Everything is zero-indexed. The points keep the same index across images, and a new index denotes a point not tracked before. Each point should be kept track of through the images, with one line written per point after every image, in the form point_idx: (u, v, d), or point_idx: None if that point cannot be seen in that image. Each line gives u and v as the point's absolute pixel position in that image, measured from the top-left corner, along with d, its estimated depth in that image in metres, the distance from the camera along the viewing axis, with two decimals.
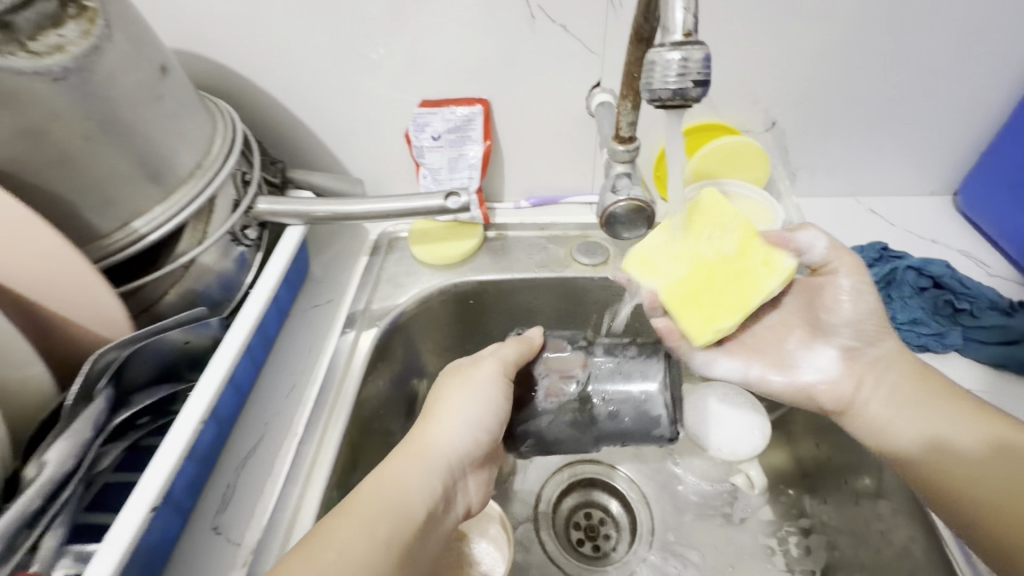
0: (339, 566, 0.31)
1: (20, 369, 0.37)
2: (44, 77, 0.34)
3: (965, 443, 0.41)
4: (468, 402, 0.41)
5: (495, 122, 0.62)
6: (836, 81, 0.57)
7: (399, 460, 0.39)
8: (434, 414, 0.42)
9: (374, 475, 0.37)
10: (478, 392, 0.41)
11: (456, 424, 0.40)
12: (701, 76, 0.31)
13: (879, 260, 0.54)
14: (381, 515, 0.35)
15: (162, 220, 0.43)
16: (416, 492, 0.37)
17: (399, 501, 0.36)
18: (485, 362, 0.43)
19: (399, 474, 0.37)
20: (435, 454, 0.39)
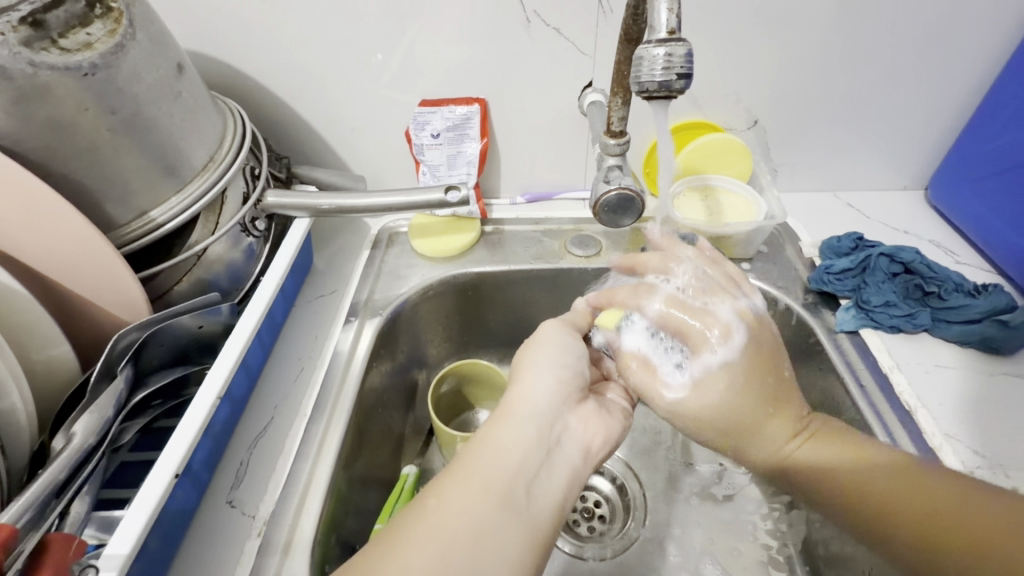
0: (440, 511, 0.33)
1: (47, 349, 0.40)
2: (74, 73, 0.37)
3: (850, 464, 0.40)
4: (540, 360, 0.43)
5: (492, 121, 0.65)
6: (813, 81, 0.61)
7: (490, 421, 0.39)
8: (516, 374, 0.43)
9: (472, 441, 0.38)
10: (550, 346, 0.44)
11: (537, 378, 0.42)
12: (685, 70, 0.35)
13: (855, 249, 0.59)
14: (483, 472, 0.35)
15: (178, 210, 0.45)
16: (514, 443, 0.37)
17: (501, 454, 0.36)
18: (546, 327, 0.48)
19: (490, 431, 0.38)
20: (523, 407, 0.40)
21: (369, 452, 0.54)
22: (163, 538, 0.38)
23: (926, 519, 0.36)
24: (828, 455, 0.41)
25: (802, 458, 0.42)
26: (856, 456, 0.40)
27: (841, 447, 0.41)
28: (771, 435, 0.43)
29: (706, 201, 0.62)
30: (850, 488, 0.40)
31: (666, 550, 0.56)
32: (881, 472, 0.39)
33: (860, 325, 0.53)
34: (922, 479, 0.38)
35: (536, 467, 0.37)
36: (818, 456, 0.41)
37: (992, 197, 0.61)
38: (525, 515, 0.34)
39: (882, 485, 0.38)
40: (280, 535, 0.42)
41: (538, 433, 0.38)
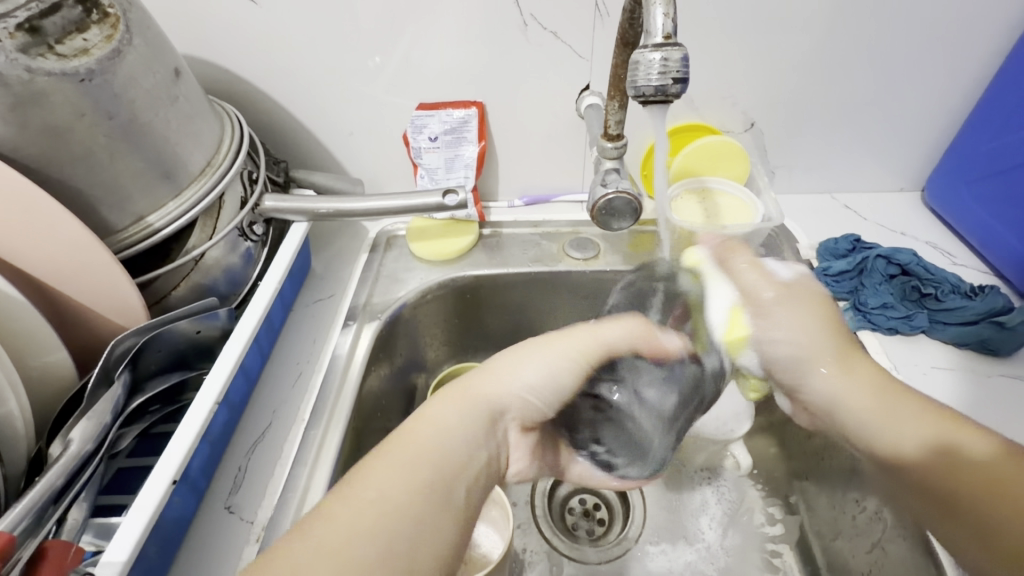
0: (376, 505, 0.29)
1: (44, 355, 0.40)
2: (71, 79, 0.37)
3: (934, 443, 0.40)
4: (527, 362, 0.40)
5: (490, 124, 0.65)
6: (809, 84, 0.61)
7: (438, 401, 0.37)
8: (489, 367, 0.40)
9: (414, 419, 0.35)
10: (550, 354, 0.41)
11: (519, 373, 0.40)
12: (681, 74, 0.35)
13: (852, 250, 0.59)
14: (413, 460, 0.32)
15: (175, 215, 0.45)
16: (455, 437, 0.35)
17: (445, 441, 0.34)
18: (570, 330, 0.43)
19: (437, 417, 0.36)
20: (483, 394, 0.38)
21: (367, 457, 0.54)
22: (161, 544, 0.38)
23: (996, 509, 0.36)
24: (927, 434, 0.40)
25: (904, 435, 0.41)
26: (948, 434, 0.40)
27: (942, 424, 0.40)
28: (885, 423, 0.41)
29: (704, 204, 0.62)
30: (935, 468, 0.39)
31: (667, 553, 0.56)
32: (969, 465, 0.38)
33: (858, 326, 0.53)
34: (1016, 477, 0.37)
35: (474, 469, 0.34)
36: (901, 432, 0.41)
37: (988, 199, 0.62)
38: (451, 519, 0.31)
39: (968, 474, 0.38)
40: (279, 541, 0.41)
41: (484, 431, 0.36)
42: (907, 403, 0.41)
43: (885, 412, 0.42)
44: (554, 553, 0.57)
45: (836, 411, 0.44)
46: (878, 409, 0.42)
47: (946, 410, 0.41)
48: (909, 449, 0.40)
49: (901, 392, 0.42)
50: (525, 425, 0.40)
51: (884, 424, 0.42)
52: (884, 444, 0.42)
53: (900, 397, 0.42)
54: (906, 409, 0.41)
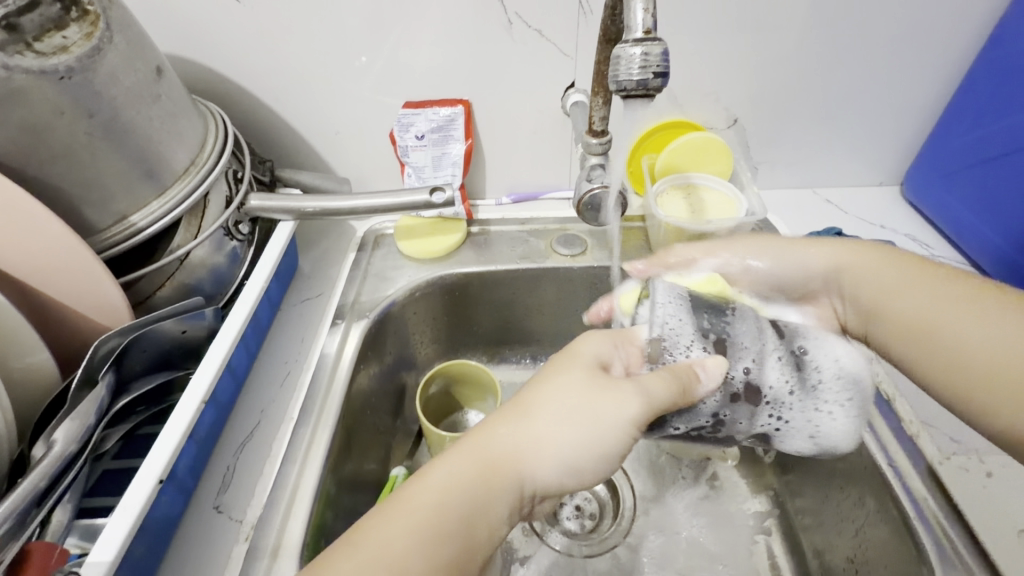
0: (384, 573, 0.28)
1: (25, 355, 0.39)
2: (50, 76, 0.36)
3: (996, 404, 0.36)
4: (571, 421, 0.33)
5: (476, 122, 0.65)
6: (790, 80, 0.63)
7: (461, 456, 0.33)
8: (523, 412, 0.34)
9: (424, 478, 0.32)
10: (603, 429, 0.33)
11: (545, 437, 0.33)
12: (661, 69, 0.35)
13: (834, 244, 0.60)
14: (428, 521, 0.30)
15: (159, 214, 0.44)
16: (486, 521, 0.32)
17: (451, 504, 0.31)
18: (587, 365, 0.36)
19: (456, 487, 0.32)
20: (514, 474, 0.33)
21: (357, 455, 0.54)
22: (148, 544, 0.38)
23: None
24: (992, 357, 0.36)
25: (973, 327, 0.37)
26: (1012, 321, 0.37)
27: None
28: (936, 295, 0.40)
29: (689, 199, 0.63)
30: (979, 352, 0.37)
31: (657, 544, 0.57)
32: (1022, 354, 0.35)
33: None
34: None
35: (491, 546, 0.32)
36: (961, 326, 0.38)
37: (963, 193, 0.63)
38: None
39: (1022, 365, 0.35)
40: (268, 539, 0.41)
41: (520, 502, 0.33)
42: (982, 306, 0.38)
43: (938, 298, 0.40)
44: (546, 546, 0.57)
45: (916, 310, 0.40)
46: (950, 288, 0.40)
47: (1012, 306, 0.37)
48: (963, 336, 0.38)
49: (976, 290, 0.39)
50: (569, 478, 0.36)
51: (936, 296, 0.40)
52: (951, 332, 0.38)
53: (983, 293, 0.39)
54: (981, 306, 0.38)
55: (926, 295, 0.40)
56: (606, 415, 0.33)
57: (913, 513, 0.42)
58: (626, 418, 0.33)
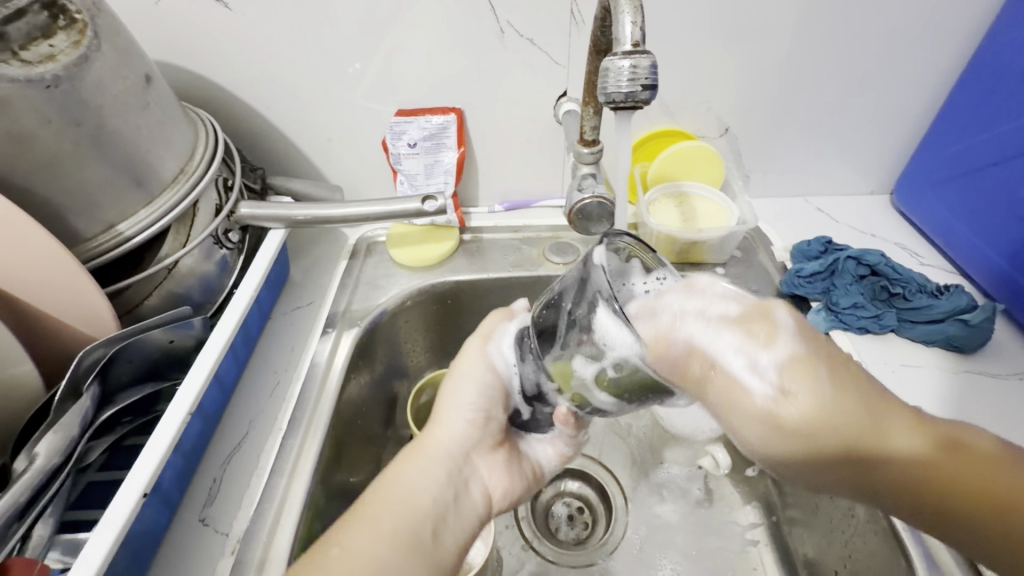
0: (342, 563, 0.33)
1: (8, 367, 0.38)
2: (36, 85, 0.36)
3: (909, 447, 0.30)
4: (460, 388, 0.43)
5: (469, 130, 0.65)
6: (780, 90, 0.63)
7: (402, 460, 0.40)
8: (436, 415, 0.43)
9: (382, 481, 0.38)
10: (472, 378, 0.43)
11: (455, 408, 0.42)
12: (649, 81, 0.35)
13: (824, 252, 0.60)
14: (392, 512, 0.36)
15: (147, 223, 0.44)
16: (421, 487, 0.38)
17: (410, 492, 0.37)
18: (471, 344, 0.45)
19: (406, 478, 0.38)
20: (434, 447, 0.41)
21: (347, 465, 0.53)
22: (131, 559, 0.37)
23: (995, 513, 0.30)
24: (930, 430, 0.31)
25: (901, 439, 0.30)
26: (946, 436, 0.31)
27: (921, 423, 0.31)
28: (886, 425, 0.30)
29: (681, 207, 0.64)
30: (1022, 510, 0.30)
31: (649, 555, 0.56)
32: (939, 476, 0.30)
33: (831, 327, 0.55)
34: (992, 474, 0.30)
35: (444, 509, 0.38)
36: (904, 446, 0.30)
37: (953, 202, 0.64)
38: (432, 557, 0.35)
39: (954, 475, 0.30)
40: (254, 553, 0.41)
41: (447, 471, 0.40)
42: (841, 376, 0.31)
43: (841, 399, 0.30)
44: (538, 557, 0.57)
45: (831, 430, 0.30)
46: (847, 399, 0.30)
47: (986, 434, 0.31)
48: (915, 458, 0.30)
49: (876, 394, 0.31)
50: (489, 443, 0.43)
51: (902, 433, 0.30)
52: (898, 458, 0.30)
53: (883, 403, 0.31)
54: (892, 416, 0.30)
55: (828, 399, 0.30)
56: (462, 364, 0.44)
57: (900, 524, 0.42)
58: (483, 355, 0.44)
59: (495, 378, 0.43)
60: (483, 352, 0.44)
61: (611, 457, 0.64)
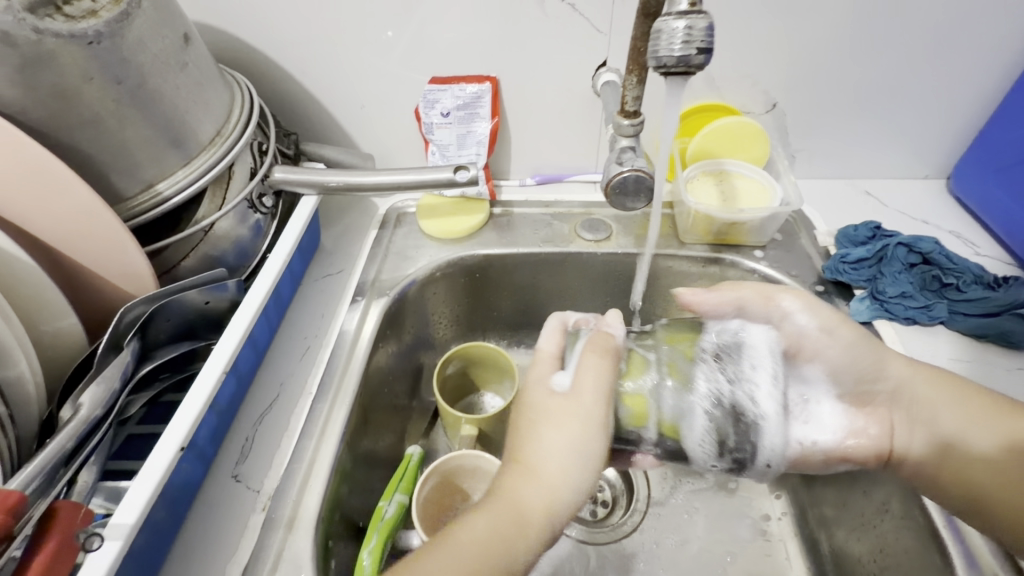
0: None
1: (55, 320, 0.40)
2: (79, 40, 0.36)
3: (984, 449, 0.40)
4: (571, 432, 0.35)
5: (504, 100, 0.64)
6: (834, 63, 0.59)
7: (495, 498, 0.35)
8: (531, 450, 0.36)
9: (467, 521, 0.34)
10: (577, 417, 0.36)
11: (560, 447, 0.35)
12: (704, 44, 0.33)
13: (873, 238, 0.57)
14: (474, 554, 0.32)
15: (185, 184, 0.44)
16: (518, 545, 0.33)
17: (503, 544, 0.33)
18: (594, 386, 0.37)
19: (501, 527, 0.33)
20: (541, 495, 0.34)
21: (373, 431, 0.54)
22: (168, 509, 0.38)
23: (991, 488, 0.39)
24: (1001, 433, 0.40)
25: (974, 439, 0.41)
26: (958, 428, 0.41)
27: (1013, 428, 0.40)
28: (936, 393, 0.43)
29: (720, 186, 0.61)
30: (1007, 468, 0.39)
31: (670, 539, 0.56)
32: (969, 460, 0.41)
33: (875, 315, 0.52)
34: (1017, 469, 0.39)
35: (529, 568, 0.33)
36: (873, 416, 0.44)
37: (1013, 189, 0.60)
38: None
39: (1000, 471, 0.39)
40: (284, 510, 0.42)
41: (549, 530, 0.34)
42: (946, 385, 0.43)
43: (932, 389, 0.43)
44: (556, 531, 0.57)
45: (901, 376, 0.44)
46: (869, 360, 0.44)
47: (1001, 403, 0.41)
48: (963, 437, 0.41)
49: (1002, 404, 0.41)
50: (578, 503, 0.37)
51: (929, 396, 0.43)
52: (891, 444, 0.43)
53: (993, 406, 0.41)
54: (983, 412, 0.41)
55: (915, 379, 0.43)
56: (579, 408, 0.36)
57: (940, 519, 0.41)
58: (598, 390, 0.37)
59: (600, 420, 0.36)
60: (609, 391, 0.37)
61: None
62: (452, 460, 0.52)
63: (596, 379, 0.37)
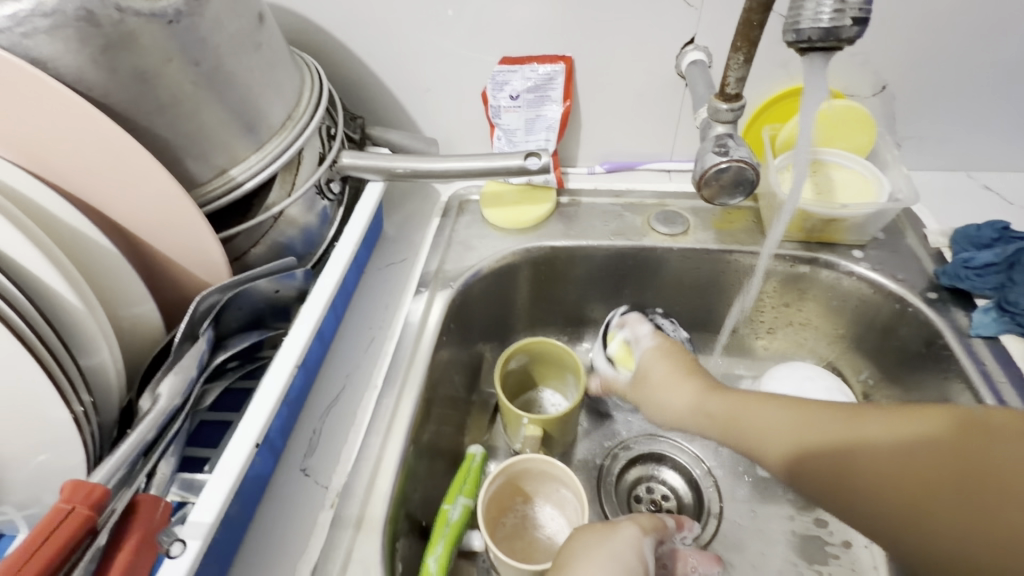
0: None
1: (132, 307, 0.39)
2: (159, 20, 0.35)
3: (924, 432, 0.36)
4: (608, 563, 0.38)
5: (577, 81, 0.59)
6: (959, 38, 0.52)
7: None
8: (568, 572, 0.38)
9: None
10: (616, 550, 0.39)
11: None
12: (861, 13, 0.28)
13: (1000, 239, 0.49)
14: None
15: (257, 169, 0.43)
16: None
17: None
18: (622, 523, 0.41)
19: None
20: None
21: (436, 428, 0.53)
22: (241, 503, 0.38)
23: (924, 477, 0.35)
24: (916, 425, 0.36)
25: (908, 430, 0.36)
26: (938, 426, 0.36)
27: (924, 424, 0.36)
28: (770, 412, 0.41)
29: (815, 177, 0.56)
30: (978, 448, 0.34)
31: (745, 558, 0.52)
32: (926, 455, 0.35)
33: (1002, 330, 0.46)
34: (982, 447, 0.34)
35: None
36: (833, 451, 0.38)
37: None
38: None
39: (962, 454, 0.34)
40: (353, 508, 0.41)
41: None
42: (777, 401, 0.42)
43: (852, 425, 0.38)
44: None
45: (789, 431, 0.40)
46: (716, 401, 0.43)
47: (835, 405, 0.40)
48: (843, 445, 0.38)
49: (859, 408, 0.39)
50: None
51: (763, 415, 0.41)
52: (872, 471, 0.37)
53: (844, 411, 0.39)
54: (874, 418, 0.38)
55: (815, 423, 0.39)
56: (620, 537, 0.40)
57: None
58: (632, 534, 0.40)
59: (636, 560, 0.39)
60: (638, 533, 0.40)
61: (706, 448, 0.60)
62: (519, 463, 0.49)
63: (633, 521, 0.42)
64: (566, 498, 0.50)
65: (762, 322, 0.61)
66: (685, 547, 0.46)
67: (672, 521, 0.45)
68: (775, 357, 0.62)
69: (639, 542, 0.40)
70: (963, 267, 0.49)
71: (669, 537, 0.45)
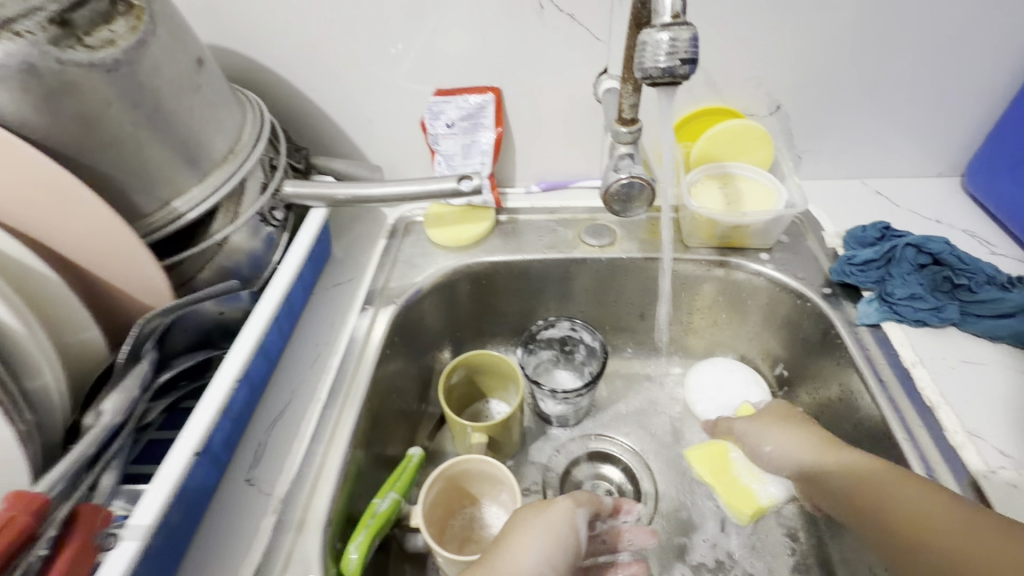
0: None
1: (78, 332, 0.42)
2: (98, 69, 0.38)
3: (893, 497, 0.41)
4: (541, 536, 0.41)
5: (507, 109, 0.65)
6: (837, 63, 0.59)
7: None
8: (505, 547, 0.40)
9: None
10: (551, 522, 0.42)
11: (528, 550, 0.40)
12: (689, 55, 0.34)
13: (881, 239, 0.56)
14: None
15: (199, 200, 0.46)
16: None
17: None
18: (558, 499, 0.44)
19: None
20: None
21: (383, 436, 0.56)
22: (184, 512, 0.40)
23: (918, 536, 0.39)
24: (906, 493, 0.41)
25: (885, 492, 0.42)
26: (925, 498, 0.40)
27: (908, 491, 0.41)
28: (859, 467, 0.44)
29: (725, 189, 0.61)
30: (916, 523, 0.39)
31: (676, 543, 0.56)
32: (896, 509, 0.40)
33: (883, 317, 0.52)
34: (929, 530, 0.38)
35: None
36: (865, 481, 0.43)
37: None
38: None
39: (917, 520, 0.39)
40: (295, 513, 0.44)
41: None
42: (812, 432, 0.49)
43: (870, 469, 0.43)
44: None
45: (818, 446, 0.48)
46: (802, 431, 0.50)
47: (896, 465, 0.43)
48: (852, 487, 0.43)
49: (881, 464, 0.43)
50: None
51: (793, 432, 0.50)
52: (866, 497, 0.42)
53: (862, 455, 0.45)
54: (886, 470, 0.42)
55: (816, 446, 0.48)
56: (555, 512, 0.43)
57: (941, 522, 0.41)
58: (567, 509, 0.43)
59: (569, 532, 0.42)
60: (571, 506, 0.44)
61: (644, 444, 0.64)
62: (459, 464, 0.52)
63: (569, 497, 0.45)
64: (507, 499, 0.53)
65: (688, 322, 0.66)
66: (624, 525, 0.51)
67: (609, 501, 0.50)
68: (703, 353, 0.68)
69: (572, 513, 0.43)
70: (857, 265, 0.55)
71: (603, 518, 0.50)
